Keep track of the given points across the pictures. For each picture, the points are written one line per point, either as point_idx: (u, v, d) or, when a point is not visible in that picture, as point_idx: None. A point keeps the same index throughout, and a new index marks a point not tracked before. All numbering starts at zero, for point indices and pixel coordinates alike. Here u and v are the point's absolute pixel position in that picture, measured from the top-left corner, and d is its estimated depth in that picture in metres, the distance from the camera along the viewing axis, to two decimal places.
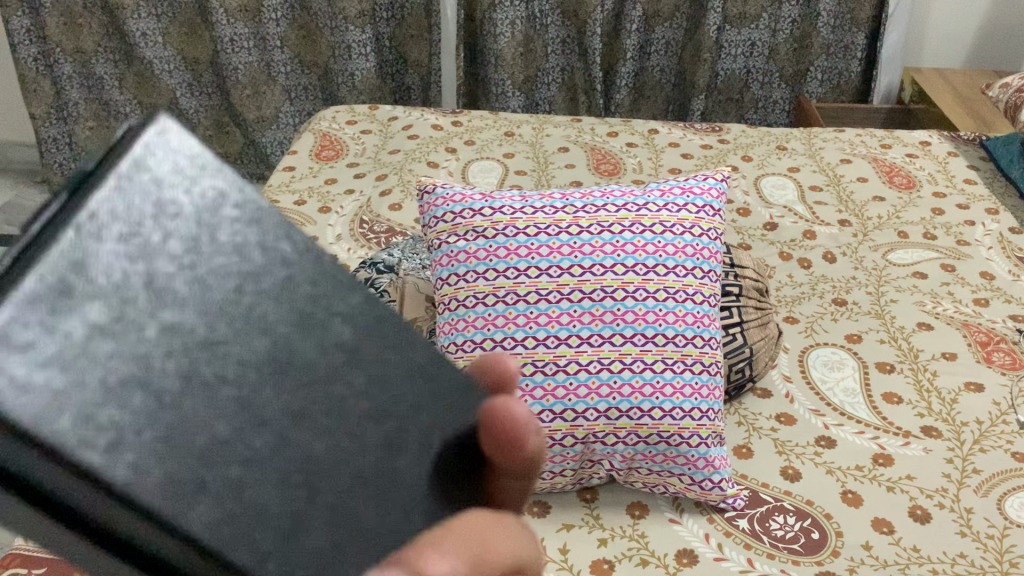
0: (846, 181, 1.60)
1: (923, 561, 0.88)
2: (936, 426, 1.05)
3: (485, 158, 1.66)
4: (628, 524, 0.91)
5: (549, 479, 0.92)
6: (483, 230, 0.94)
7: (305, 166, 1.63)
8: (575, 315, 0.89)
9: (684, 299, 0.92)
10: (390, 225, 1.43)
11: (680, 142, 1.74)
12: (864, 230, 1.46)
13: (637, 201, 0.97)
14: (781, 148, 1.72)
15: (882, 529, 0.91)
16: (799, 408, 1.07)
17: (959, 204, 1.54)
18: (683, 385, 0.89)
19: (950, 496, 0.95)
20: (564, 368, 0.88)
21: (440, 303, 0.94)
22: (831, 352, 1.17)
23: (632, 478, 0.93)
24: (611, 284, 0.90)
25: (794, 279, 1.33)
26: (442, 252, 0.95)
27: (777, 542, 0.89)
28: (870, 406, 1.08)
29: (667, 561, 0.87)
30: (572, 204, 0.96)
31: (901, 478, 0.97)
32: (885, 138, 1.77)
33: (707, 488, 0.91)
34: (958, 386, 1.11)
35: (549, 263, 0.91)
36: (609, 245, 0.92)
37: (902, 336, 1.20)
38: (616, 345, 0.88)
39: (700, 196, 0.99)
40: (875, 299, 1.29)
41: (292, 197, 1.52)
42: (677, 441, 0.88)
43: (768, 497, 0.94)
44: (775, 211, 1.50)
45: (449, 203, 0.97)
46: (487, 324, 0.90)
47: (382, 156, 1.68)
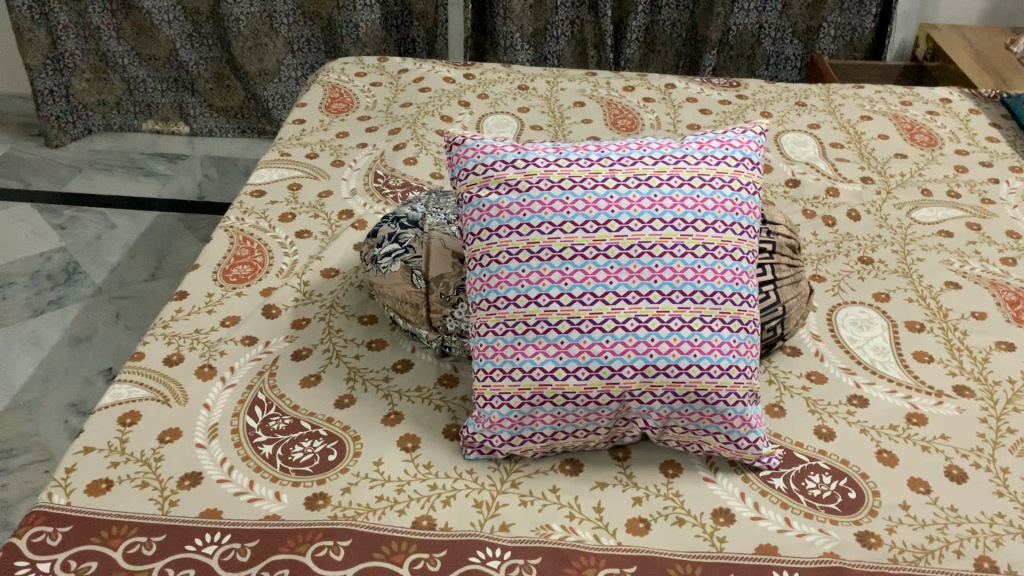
0: (867, 138, 1.57)
1: (961, 521, 0.87)
2: (969, 386, 1.04)
3: (499, 112, 1.63)
4: (662, 483, 0.90)
5: (583, 437, 0.90)
6: (516, 182, 0.91)
7: (315, 120, 1.59)
8: (612, 272, 0.87)
9: (723, 255, 0.89)
10: (406, 179, 1.40)
11: (698, 97, 1.70)
12: (887, 188, 1.43)
13: (675, 153, 0.93)
14: (801, 105, 1.69)
15: (918, 488, 0.90)
16: (829, 367, 1.06)
17: (983, 161, 1.52)
18: (721, 342, 0.87)
19: (986, 456, 0.94)
20: (601, 326, 0.86)
21: (471, 259, 0.92)
22: (860, 311, 1.16)
23: (666, 436, 0.91)
24: (648, 241, 0.88)
25: (819, 237, 1.31)
26: (473, 206, 0.93)
27: (813, 502, 0.88)
28: (901, 365, 1.07)
29: (703, 520, 0.86)
30: (608, 157, 0.93)
31: (935, 438, 0.96)
32: (905, 95, 1.74)
33: (742, 448, 0.89)
34: (989, 345, 1.10)
35: (585, 218, 0.88)
36: (647, 200, 0.89)
37: (931, 295, 1.19)
38: (654, 302, 0.86)
39: (739, 148, 0.95)
40: (902, 257, 1.27)
41: (304, 150, 1.49)
42: (714, 399, 0.87)
43: (803, 456, 0.93)
44: (797, 168, 1.48)
45: (480, 155, 0.94)
46: (522, 281, 0.88)
47: (394, 109, 1.64)
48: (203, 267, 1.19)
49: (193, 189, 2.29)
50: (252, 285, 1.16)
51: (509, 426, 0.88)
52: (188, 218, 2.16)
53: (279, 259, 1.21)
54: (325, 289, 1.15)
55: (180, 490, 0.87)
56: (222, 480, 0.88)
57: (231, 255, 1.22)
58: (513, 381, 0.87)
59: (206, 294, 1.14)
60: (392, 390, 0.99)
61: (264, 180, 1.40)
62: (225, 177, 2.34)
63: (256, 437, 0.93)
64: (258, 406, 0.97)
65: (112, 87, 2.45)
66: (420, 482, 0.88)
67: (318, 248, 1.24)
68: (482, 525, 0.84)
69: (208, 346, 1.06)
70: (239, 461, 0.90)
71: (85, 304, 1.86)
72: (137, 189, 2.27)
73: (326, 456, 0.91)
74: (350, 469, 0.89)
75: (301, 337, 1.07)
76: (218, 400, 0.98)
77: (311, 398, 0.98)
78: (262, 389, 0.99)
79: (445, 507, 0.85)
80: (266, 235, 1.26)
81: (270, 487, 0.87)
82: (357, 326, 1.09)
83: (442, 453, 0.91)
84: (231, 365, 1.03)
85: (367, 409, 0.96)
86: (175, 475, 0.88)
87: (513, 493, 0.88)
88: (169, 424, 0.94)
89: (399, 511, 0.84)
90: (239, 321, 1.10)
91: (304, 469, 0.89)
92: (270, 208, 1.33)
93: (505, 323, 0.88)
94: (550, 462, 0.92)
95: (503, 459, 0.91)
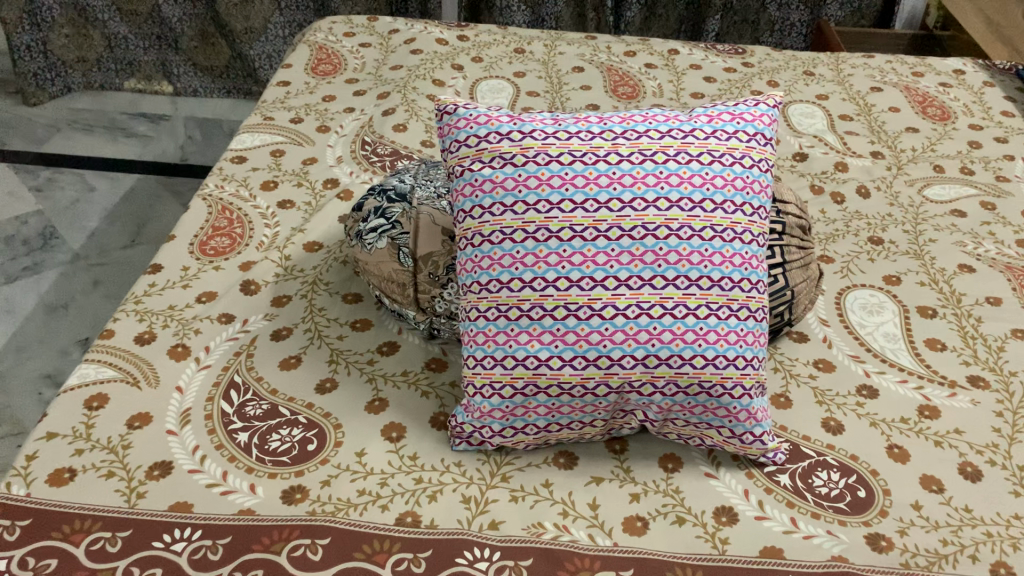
0: (877, 111, 1.51)
1: (976, 523, 0.82)
2: (983, 377, 0.99)
3: (494, 77, 1.55)
4: (662, 479, 0.85)
5: (578, 428, 0.85)
6: (511, 156, 0.85)
7: (300, 82, 1.51)
8: (613, 255, 0.81)
9: (732, 238, 0.83)
10: (395, 147, 1.33)
11: (702, 64, 1.63)
12: (898, 163, 1.37)
13: (682, 127, 0.86)
14: (809, 74, 1.62)
15: (931, 487, 0.85)
16: (838, 354, 1.01)
17: (998, 136, 1.45)
18: (727, 331, 0.81)
19: (1002, 453, 0.90)
20: (600, 313, 0.80)
21: (462, 238, 0.86)
22: (869, 294, 1.10)
23: (666, 429, 0.86)
24: (653, 222, 0.82)
25: (827, 214, 1.25)
26: (464, 181, 0.86)
27: (821, 501, 0.83)
28: (912, 353, 1.02)
29: (705, 519, 0.81)
30: (611, 129, 0.86)
31: (949, 432, 0.92)
32: (917, 66, 1.68)
33: (747, 442, 0.84)
34: (1005, 333, 1.05)
35: (584, 196, 0.82)
36: (651, 177, 0.83)
37: (943, 279, 1.13)
38: (657, 288, 0.81)
39: (751, 122, 0.88)
40: (913, 238, 1.21)
41: (288, 114, 1.41)
42: (718, 392, 0.81)
43: (810, 452, 0.88)
44: (805, 141, 1.42)
45: (473, 125, 0.88)
46: (515, 263, 0.82)
47: (383, 71, 1.56)
48: (180, 238, 1.13)
49: (176, 151, 2.21)
50: (231, 258, 1.10)
51: (500, 417, 0.83)
52: (171, 182, 2.08)
53: (259, 231, 1.15)
54: (308, 263, 1.09)
55: (148, 481, 0.81)
56: (194, 470, 0.83)
57: (209, 225, 1.15)
58: (505, 370, 0.82)
59: (181, 267, 1.08)
60: (377, 374, 0.93)
61: (245, 146, 1.33)
62: (209, 139, 2.26)
63: (231, 424, 0.88)
64: (234, 390, 0.91)
65: (92, 44, 2.36)
66: (405, 475, 0.82)
67: (301, 220, 1.17)
68: (471, 522, 0.79)
69: (182, 324, 1.00)
70: (212, 450, 0.85)
71: (62, 271, 1.80)
72: (118, 150, 2.19)
73: (305, 446, 0.85)
74: (330, 460, 0.83)
75: (281, 316, 1.01)
76: (191, 383, 0.92)
77: (291, 382, 0.92)
78: (238, 371, 0.94)
79: (431, 503, 0.80)
80: (246, 204, 1.20)
81: (245, 479, 0.82)
82: (340, 304, 1.03)
83: (428, 444, 0.86)
84: (206, 345, 0.97)
85: (350, 394, 0.90)
86: (144, 464, 0.83)
87: (504, 488, 0.83)
88: (139, 408, 0.89)
89: (382, 507, 0.79)
90: (216, 298, 1.04)
91: (281, 459, 0.84)
92: (252, 175, 1.26)
93: (497, 308, 0.83)
94: (543, 455, 0.87)
95: (493, 451, 0.86)
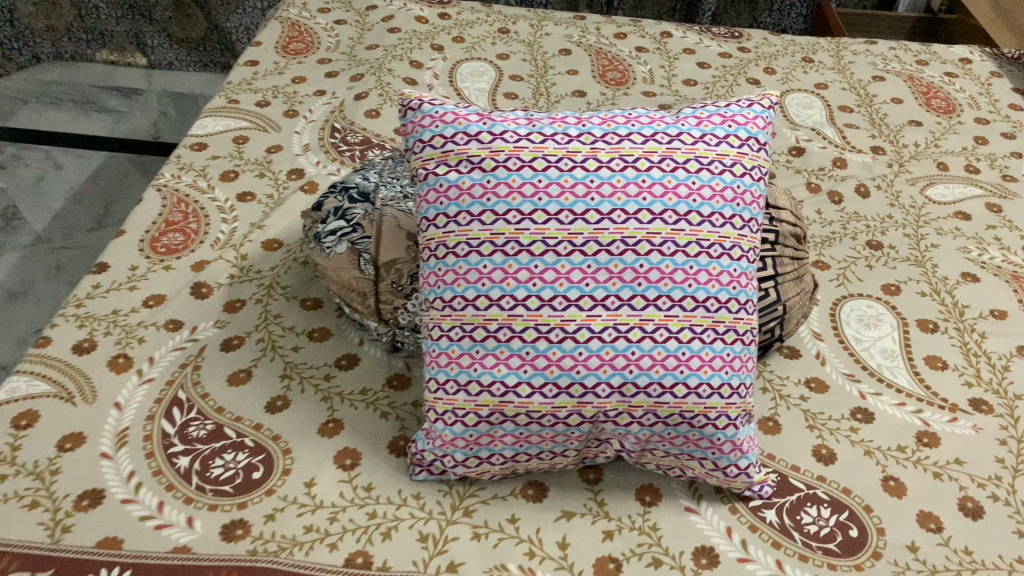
0: (878, 102, 1.43)
1: (977, 567, 0.76)
2: (987, 400, 0.92)
3: (475, 59, 1.47)
4: (638, 514, 0.78)
5: (548, 458, 0.78)
6: (479, 159, 0.77)
7: (269, 62, 1.43)
8: (588, 272, 0.74)
9: (720, 254, 0.76)
10: (366, 135, 1.25)
11: (696, 48, 1.55)
12: (899, 160, 1.30)
13: (668, 130, 0.79)
14: (808, 61, 1.54)
15: (929, 526, 0.79)
16: (831, 373, 0.94)
17: (1005, 132, 1.38)
18: (713, 357, 0.74)
19: (1005, 487, 0.83)
20: (573, 336, 0.73)
21: (425, 249, 0.79)
22: (867, 306, 1.03)
23: (644, 459, 0.80)
24: (633, 236, 0.74)
25: (823, 215, 1.18)
26: (429, 186, 0.79)
27: (809, 540, 0.77)
28: (911, 372, 0.95)
29: (683, 562, 0.74)
30: (590, 131, 0.78)
31: (949, 463, 0.85)
32: (921, 53, 1.59)
33: (731, 475, 0.78)
34: (1009, 351, 0.98)
35: (558, 206, 0.74)
36: (633, 186, 0.75)
37: (945, 289, 1.06)
38: (636, 309, 0.73)
39: (744, 125, 0.81)
40: (915, 242, 1.14)
41: (254, 96, 1.33)
42: (701, 422, 0.74)
43: (798, 484, 0.82)
44: (802, 134, 1.34)
45: (439, 124, 0.80)
46: (482, 278, 0.75)
47: (358, 51, 1.47)
48: (129, 233, 1.05)
49: (148, 127, 2.12)
50: (183, 257, 1.02)
51: (463, 447, 0.76)
52: (140, 159, 1.99)
53: (215, 227, 1.07)
54: (265, 264, 1.02)
55: (76, 513, 0.74)
56: (127, 500, 0.75)
57: (162, 220, 1.07)
58: (468, 396, 0.74)
59: (128, 267, 1.00)
60: (333, 392, 0.86)
61: (206, 131, 1.24)
62: (183, 115, 2.17)
63: (171, 447, 0.80)
64: (177, 408, 0.84)
65: (61, 13, 2.21)
66: (358, 509, 0.76)
67: (261, 216, 1.10)
68: (427, 564, 0.72)
69: (126, 331, 0.92)
70: (149, 477, 0.77)
71: (23, 254, 1.72)
72: (87, 126, 2.08)
73: (250, 474, 0.78)
74: (277, 491, 0.77)
75: (233, 323, 0.94)
76: (131, 399, 0.85)
77: (239, 399, 0.85)
78: (183, 386, 0.86)
79: (384, 541, 0.73)
80: (204, 196, 1.12)
81: (182, 511, 0.75)
82: (297, 311, 0.96)
83: (384, 473, 0.79)
84: (150, 355, 0.90)
85: (302, 415, 0.84)
86: (72, 493, 0.76)
87: (465, 523, 0.76)
88: (72, 428, 0.81)
89: (330, 546, 0.73)
90: (164, 302, 0.96)
91: (223, 489, 0.77)
92: (211, 164, 1.18)
93: (461, 328, 0.75)
94: (510, 485, 0.80)
95: (455, 481, 0.80)
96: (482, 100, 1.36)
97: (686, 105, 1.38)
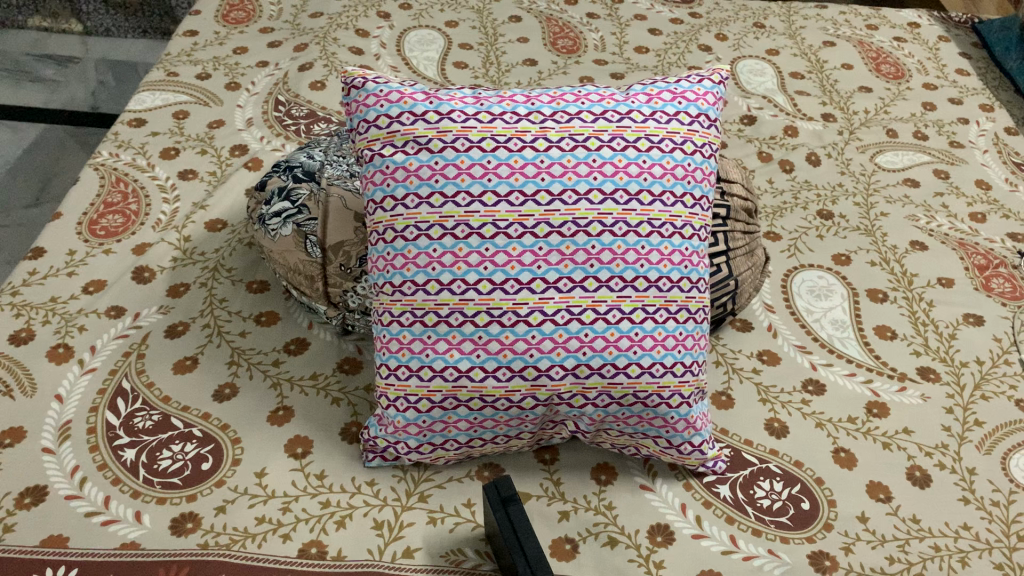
0: (829, 68, 1.43)
1: (924, 535, 0.77)
2: (934, 368, 0.94)
3: (424, 27, 1.43)
4: (593, 493, 0.79)
5: (503, 442, 0.78)
6: (426, 141, 0.75)
7: (209, 32, 1.38)
8: (540, 254, 0.73)
9: (672, 234, 0.75)
10: (311, 108, 1.22)
11: (647, 14, 1.53)
12: (849, 127, 1.30)
13: (619, 108, 0.77)
14: (759, 26, 1.53)
15: (878, 496, 0.80)
16: (783, 345, 0.95)
17: (952, 97, 1.39)
18: (665, 336, 0.74)
19: (951, 454, 0.85)
20: (526, 319, 0.72)
21: (374, 233, 0.77)
22: (817, 277, 1.04)
23: (599, 439, 0.80)
24: (585, 217, 0.73)
25: (775, 185, 1.18)
26: (375, 168, 0.77)
27: (762, 515, 0.78)
28: (861, 343, 0.96)
29: (639, 541, 0.74)
30: (539, 110, 0.77)
31: (897, 433, 0.86)
32: (871, 17, 1.59)
33: (685, 453, 0.78)
34: (956, 319, 1.00)
35: (508, 187, 0.73)
36: (583, 166, 0.74)
37: (895, 258, 1.07)
38: (589, 290, 0.72)
39: (694, 102, 0.80)
40: (864, 211, 1.15)
41: (195, 69, 1.28)
42: (654, 402, 0.74)
43: (751, 458, 0.83)
44: (753, 102, 1.34)
45: (383, 103, 0.78)
46: (431, 262, 0.73)
47: (302, 20, 1.43)
48: (66, 215, 1.01)
49: (85, 98, 1.98)
50: (123, 240, 0.99)
51: (416, 433, 0.75)
52: (78, 131, 1.87)
53: (157, 208, 1.04)
54: (209, 246, 1.00)
55: (18, 511, 0.72)
56: (72, 496, 0.73)
57: (101, 201, 1.04)
58: (420, 382, 0.73)
59: (66, 251, 0.97)
60: (283, 378, 0.85)
61: (144, 106, 1.20)
62: (124, 84, 2.03)
63: (117, 440, 0.78)
64: (121, 398, 0.82)
65: None
66: (311, 499, 0.75)
67: (204, 195, 1.07)
68: (382, 551, 0.71)
69: (65, 319, 0.89)
70: (94, 472, 0.75)
71: None
72: (21, 97, 1.95)
73: (199, 465, 0.76)
74: (227, 482, 0.75)
75: (178, 309, 0.92)
76: (74, 390, 0.82)
77: (186, 388, 0.83)
78: (127, 376, 0.84)
79: (338, 530, 0.73)
80: (143, 175, 1.08)
81: (130, 505, 0.73)
82: (243, 295, 0.94)
83: (337, 460, 0.79)
84: (92, 344, 0.87)
85: (251, 403, 0.83)
86: (13, 491, 0.73)
87: (421, 509, 0.75)
88: (11, 422, 0.79)
89: (283, 537, 0.72)
90: (105, 287, 0.93)
91: (171, 481, 0.75)
92: (151, 141, 1.14)
93: (412, 313, 0.74)
94: (465, 468, 0.80)
95: (410, 466, 0.79)
96: (431, 70, 1.33)
97: (638, 74, 1.36)
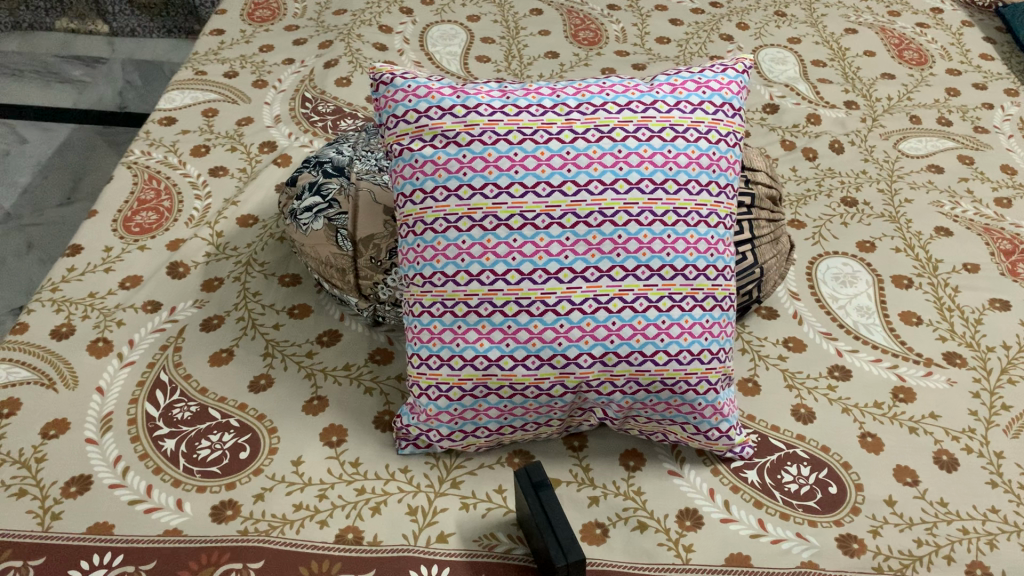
0: (851, 56, 1.43)
1: (952, 518, 0.78)
2: (960, 353, 0.94)
3: (446, 22, 1.45)
4: (622, 479, 0.80)
5: (532, 429, 0.79)
6: (454, 134, 0.77)
7: (235, 31, 1.40)
8: (568, 244, 0.74)
9: (697, 222, 0.76)
10: (337, 104, 1.24)
11: (668, 5, 1.53)
12: (873, 114, 1.30)
13: (643, 99, 0.78)
14: (780, 15, 1.53)
15: (905, 480, 0.81)
16: (808, 331, 0.96)
17: (976, 82, 1.38)
18: (692, 324, 0.75)
19: (979, 438, 0.85)
20: (554, 309, 0.73)
21: (403, 226, 0.79)
22: (842, 264, 1.05)
23: (627, 426, 0.81)
24: (611, 207, 0.74)
25: (798, 173, 1.19)
26: (404, 162, 0.78)
27: (790, 499, 0.78)
28: (887, 328, 0.97)
29: (668, 525, 0.76)
30: (564, 102, 0.78)
31: (924, 417, 0.87)
32: (893, 4, 1.59)
33: (712, 438, 0.79)
34: (982, 304, 1.00)
35: (535, 178, 0.75)
36: (608, 156, 0.75)
37: (919, 244, 1.07)
38: (616, 279, 0.73)
39: (718, 91, 0.81)
40: (888, 198, 1.15)
41: (222, 67, 1.30)
42: (682, 388, 0.75)
43: (779, 443, 0.84)
44: (776, 91, 1.34)
45: (411, 99, 0.79)
46: (461, 254, 0.75)
47: (325, 17, 1.45)
48: (102, 214, 1.04)
49: (112, 97, 2.01)
50: (158, 236, 1.02)
51: (448, 421, 0.77)
52: (107, 131, 1.90)
53: (189, 205, 1.06)
54: (241, 241, 1.02)
55: (64, 500, 0.74)
56: (115, 485, 0.75)
57: (135, 199, 1.06)
58: (452, 370, 0.75)
59: (103, 249, 0.99)
60: (316, 369, 0.87)
61: (174, 105, 1.22)
62: (151, 84, 2.06)
63: (157, 430, 0.80)
64: (161, 390, 0.84)
65: None
66: (346, 486, 0.77)
67: (234, 191, 1.09)
68: (417, 536, 0.73)
69: (104, 314, 0.91)
70: (136, 461, 0.77)
71: None
72: (51, 97, 1.98)
73: (237, 454, 0.79)
74: (264, 470, 0.77)
75: (212, 303, 0.94)
76: (114, 383, 0.84)
77: (222, 379, 0.86)
78: (165, 368, 0.86)
79: (374, 516, 0.74)
80: (175, 172, 1.11)
81: (171, 493, 0.75)
82: (276, 288, 0.96)
83: (371, 448, 0.80)
84: (130, 338, 0.89)
85: (286, 394, 0.84)
86: (59, 481, 0.76)
87: (454, 495, 0.77)
88: (55, 414, 0.81)
89: (320, 523, 0.73)
90: (141, 283, 0.95)
91: (211, 470, 0.77)
92: (181, 139, 1.16)
93: (442, 303, 0.75)
94: (497, 455, 0.81)
95: (442, 453, 0.80)
96: (455, 65, 1.35)
97: (660, 64, 1.37)
